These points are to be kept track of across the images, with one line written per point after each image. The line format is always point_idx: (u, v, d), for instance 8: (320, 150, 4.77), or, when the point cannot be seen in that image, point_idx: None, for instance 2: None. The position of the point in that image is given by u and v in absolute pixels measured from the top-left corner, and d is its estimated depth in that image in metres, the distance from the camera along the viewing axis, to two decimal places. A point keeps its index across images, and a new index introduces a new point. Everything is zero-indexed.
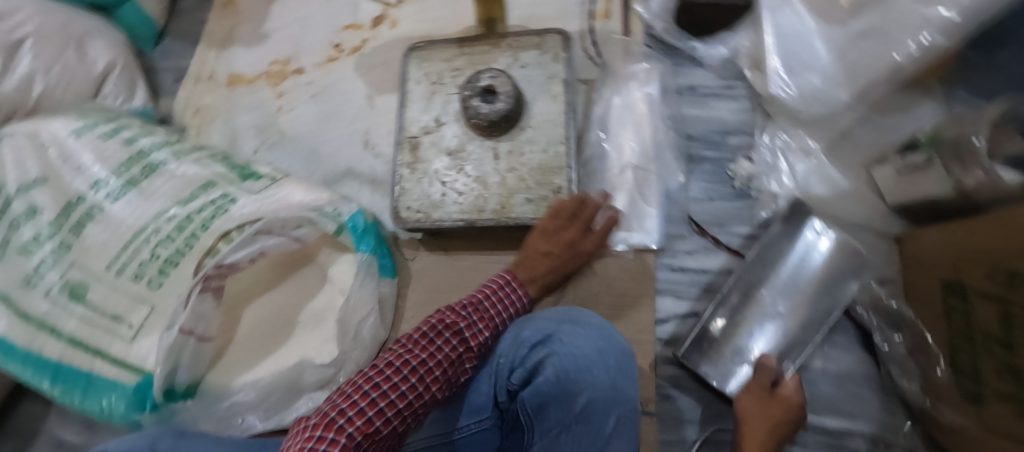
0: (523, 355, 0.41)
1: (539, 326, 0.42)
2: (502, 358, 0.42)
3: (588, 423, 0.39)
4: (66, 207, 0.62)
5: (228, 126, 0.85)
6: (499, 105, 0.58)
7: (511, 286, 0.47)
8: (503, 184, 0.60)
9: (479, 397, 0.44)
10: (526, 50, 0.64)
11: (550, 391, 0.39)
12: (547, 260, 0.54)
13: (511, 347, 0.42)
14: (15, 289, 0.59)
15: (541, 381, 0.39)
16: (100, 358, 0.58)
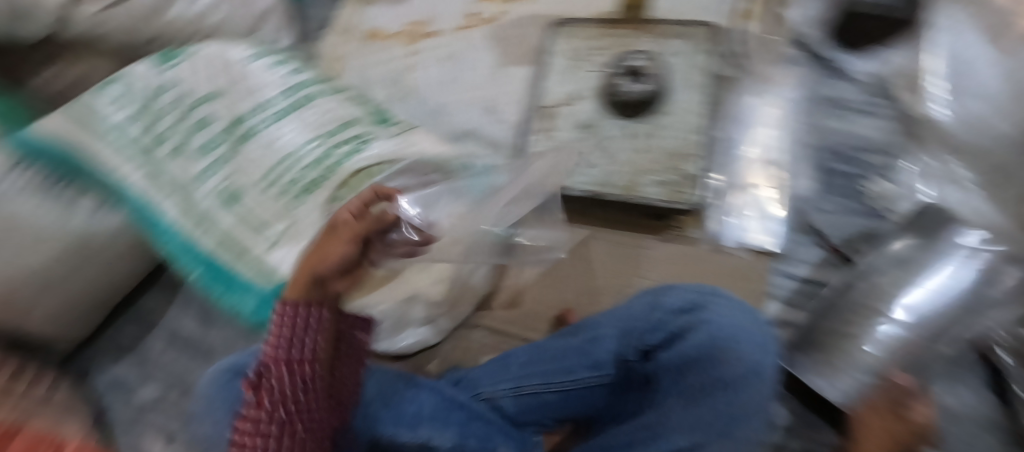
0: (666, 320, 0.48)
1: (687, 296, 0.49)
2: (644, 320, 0.49)
3: (736, 393, 0.41)
4: (234, 122, 0.69)
5: (360, 75, 0.89)
6: (647, 86, 0.61)
7: (270, 355, 0.32)
8: (635, 163, 0.61)
9: (604, 354, 0.49)
10: (669, 38, 0.65)
11: (698, 351, 0.44)
12: (310, 271, 0.34)
13: (651, 313, 0.49)
14: (187, 185, 0.67)
15: (690, 341, 0.45)
16: (246, 259, 0.66)
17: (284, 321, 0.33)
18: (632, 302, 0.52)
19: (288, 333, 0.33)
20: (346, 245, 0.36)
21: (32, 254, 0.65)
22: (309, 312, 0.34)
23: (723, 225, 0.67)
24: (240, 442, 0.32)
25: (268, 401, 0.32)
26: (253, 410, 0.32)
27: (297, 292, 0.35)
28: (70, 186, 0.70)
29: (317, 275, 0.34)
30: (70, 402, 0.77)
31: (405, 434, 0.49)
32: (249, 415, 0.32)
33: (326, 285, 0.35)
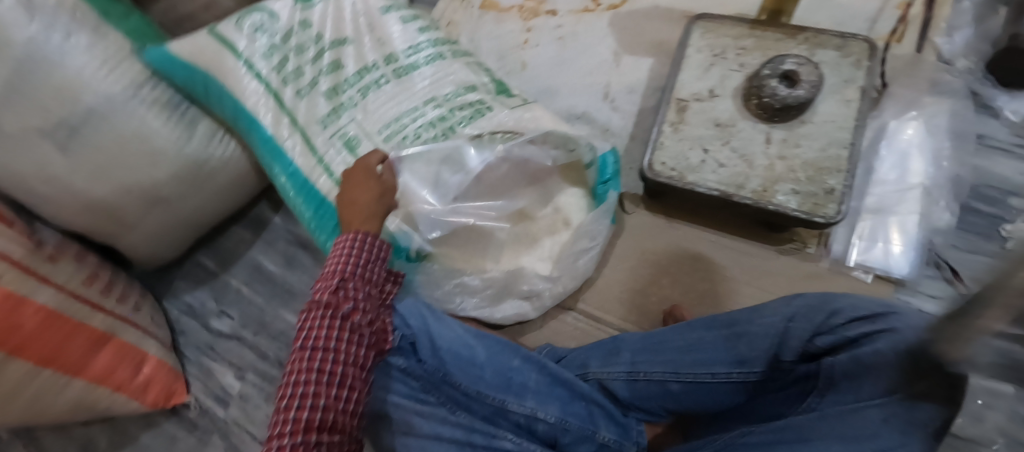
0: (838, 325, 0.42)
1: (865, 302, 0.43)
2: (807, 323, 0.44)
3: (913, 409, 0.35)
4: (362, 69, 0.68)
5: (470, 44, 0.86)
6: (798, 92, 0.57)
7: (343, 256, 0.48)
8: (770, 169, 0.60)
9: (750, 352, 0.47)
10: (824, 49, 0.62)
11: (877, 359, 0.37)
12: (373, 201, 0.53)
13: (815, 314, 0.44)
14: (311, 126, 0.67)
15: (868, 348, 0.38)
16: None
17: (358, 244, 0.48)
18: (786, 301, 0.47)
19: (362, 252, 0.48)
20: (367, 185, 0.55)
21: (149, 172, 0.68)
22: (369, 236, 0.49)
23: (848, 246, 0.63)
24: (305, 325, 0.44)
25: (335, 285, 0.45)
26: (323, 293, 0.45)
27: (368, 218, 0.52)
28: (196, 111, 0.73)
29: (368, 205, 0.53)
30: (150, 324, 0.77)
31: (512, 402, 0.54)
32: (318, 297, 0.45)
33: (375, 216, 0.53)
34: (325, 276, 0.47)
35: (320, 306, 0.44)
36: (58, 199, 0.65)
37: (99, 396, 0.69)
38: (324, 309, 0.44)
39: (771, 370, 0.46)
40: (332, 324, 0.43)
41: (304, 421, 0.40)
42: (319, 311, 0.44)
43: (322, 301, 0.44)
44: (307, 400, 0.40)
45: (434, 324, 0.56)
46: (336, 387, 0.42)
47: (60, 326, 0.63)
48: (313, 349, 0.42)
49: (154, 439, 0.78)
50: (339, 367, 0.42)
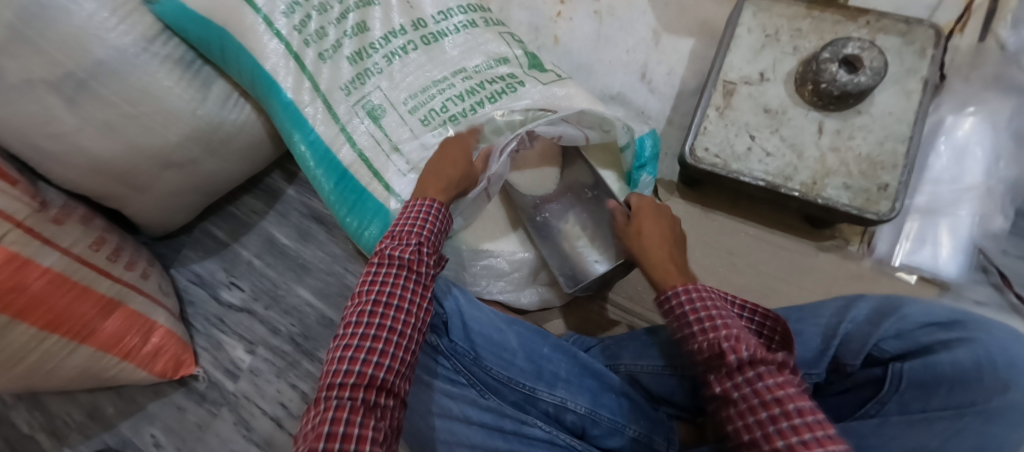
0: (908, 330, 0.41)
1: (934, 310, 0.42)
2: (870, 327, 0.42)
3: (992, 424, 0.35)
4: (388, 33, 0.63)
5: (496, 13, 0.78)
6: (860, 78, 0.53)
7: (418, 218, 0.49)
8: (821, 161, 0.57)
9: (803, 352, 0.45)
10: (885, 34, 0.58)
11: (955, 370, 0.37)
12: (455, 170, 0.54)
13: (879, 318, 0.43)
14: (334, 92, 0.63)
15: (946, 357, 0.38)
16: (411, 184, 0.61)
17: (433, 214, 0.50)
18: (844, 303, 0.46)
19: (437, 221, 0.50)
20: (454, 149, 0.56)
21: (161, 133, 0.63)
22: (442, 208, 0.51)
23: (893, 246, 0.60)
24: (378, 277, 0.45)
25: (412, 249, 0.47)
26: (397, 253, 0.46)
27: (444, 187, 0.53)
28: (210, 70, 0.68)
29: (452, 176, 0.54)
30: (158, 293, 0.75)
31: (542, 390, 0.52)
32: (393, 255, 0.46)
33: (450, 188, 0.53)
34: (396, 237, 0.48)
35: (395, 264, 0.45)
36: (66, 159, 0.61)
37: (107, 364, 0.67)
38: (399, 269, 0.45)
39: (830, 372, 0.45)
40: (405, 286, 0.45)
41: (372, 372, 0.40)
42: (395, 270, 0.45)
43: (396, 260, 0.46)
44: (375, 353, 0.41)
45: (468, 306, 0.55)
46: (402, 346, 0.43)
47: (68, 288, 0.61)
48: (385, 305, 0.43)
49: (162, 408, 0.76)
50: (406, 327, 0.43)
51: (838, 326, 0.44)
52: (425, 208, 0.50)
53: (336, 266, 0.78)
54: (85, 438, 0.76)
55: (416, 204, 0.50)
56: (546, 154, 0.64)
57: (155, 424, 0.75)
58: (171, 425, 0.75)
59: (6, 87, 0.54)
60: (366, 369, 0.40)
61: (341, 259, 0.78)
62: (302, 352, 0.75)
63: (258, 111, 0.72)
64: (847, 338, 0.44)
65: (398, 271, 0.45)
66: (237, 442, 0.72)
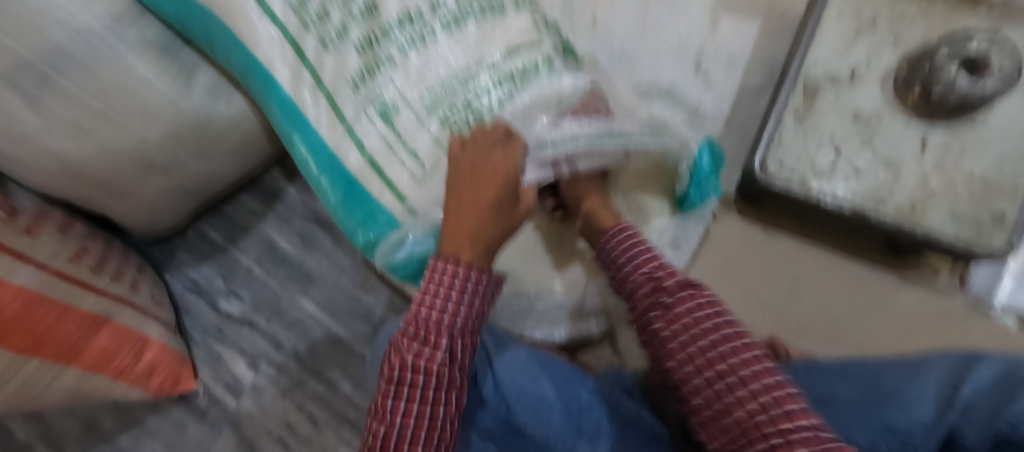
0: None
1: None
2: (999, 399, 0.34)
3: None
4: (406, 15, 0.53)
5: None
6: (987, 82, 0.42)
7: (442, 294, 0.38)
8: (923, 183, 0.47)
9: (908, 422, 0.38)
10: (1012, 25, 0.47)
11: None
12: (482, 216, 0.40)
13: (1011, 387, 0.35)
14: (340, 88, 0.54)
15: None
16: (423, 190, 0.54)
17: (469, 284, 0.39)
18: (962, 371, 0.38)
19: (472, 297, 0.39)
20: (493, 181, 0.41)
21: (140, 131, 0.55)
22: (478, 277, 0.39)
23: (992, 283, 0.52)
24: (401, 389, 0.36)
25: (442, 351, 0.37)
26: (426, 361, 0.36)
27: (472, 241, 0.40)
28: (194, 56, 0.59)
29: (478, 230, 0.40)
30: (151, 304, 0.68)
31: (584, 449, 0.44)
32: (418, 363, 0.36)
33: (483, 235, 0.40)
34: (422, 327, 0.37)
35: (421, 376, 0.36)
36: (32, 164, 0.52)
37: (97, 385, 0.61)
38: (425, 380, 0.36)
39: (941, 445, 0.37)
40: (436, 399, 0.37)
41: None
42: (420, 382, 0.36)
43: (424, 369, 0.36)
44: None
45: (496, 351, 0.48)
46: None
47: (48, 309, 0.53)
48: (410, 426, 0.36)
49: (162, 424, 0.71)
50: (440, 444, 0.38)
51: (955, 393, 0.37)
52: (453, 277, 0.38)
53: (343, 278, 0.70)
54: None
55: (443, 267, 0.39)
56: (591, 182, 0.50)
57: (155, 440, 0.70)
58: (172, 442, 0.70)
59: None
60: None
61: (350, 270, 0.71)
62: (309, 371, 0.68)
63: (253, 103, 0.63)
64: (968, 409, 0.36)
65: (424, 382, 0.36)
66: None
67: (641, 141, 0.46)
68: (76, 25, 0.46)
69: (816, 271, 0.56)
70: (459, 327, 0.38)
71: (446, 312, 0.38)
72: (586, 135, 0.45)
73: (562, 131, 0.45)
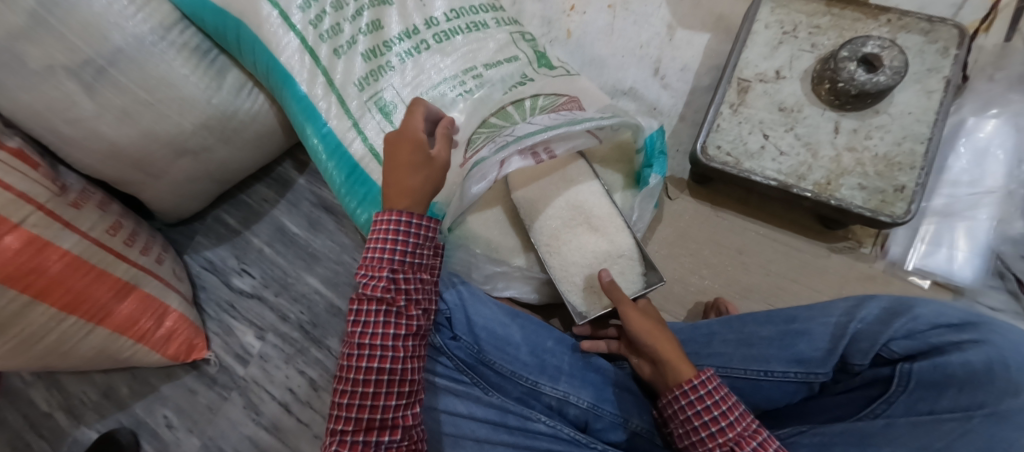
0: (918, 331, 0.40)
1: (948, 311, 0.41)
2: (880, 327, 0.41)
3: (1001, 426, 0.34)
4: (408, 30, 0.63)
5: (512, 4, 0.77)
6: (879, 77, 0.51)
7: (383, 238, 0.47)
8: (836, 161, 0.56)
9: (811, 351, 0.45)
10: (908, 32, 0.57)
11: (966, 370, 0.36)
12: (415, 174, 0.48)
13: (889, 318, 0.42)
14: (348, 87, 0.63)
15: (956, 357, 0.37)
16: None
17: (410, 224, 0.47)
18: (856, 302, 0.45)
19: (413, 236, 0.47)
20: (408, 147, 0.48)
21: (177, 120, 0.64)
22: (413, 219, 0.47)
23: (907, 249, 0.59)
24: (359, 318, 0.46)
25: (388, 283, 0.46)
26: (374, 291, 0.45)
27: (410, 195, 0.48)
28: (225, 59, 0.69)
29: (416, 187, 0.48)
30: (172, 278, 0.76)
31: (545, 384, 0.53)
32: (368, 293, 0.45)
33: (416, 189, 0.48)
34: (370, 267, 0.47)
35: (373, 304, 0.45)
36: (83, 145, 0.61)
37: (122, 346, 0.68)
38: (377, 306, 0.45)
39: (839, 372, 0.44)
40: (387, 324, 0.45)
41: (372, 415, 0.44)
42: (371, 308, 0.45)
43: (373, 299, 0.45)
44: (368, 390, 0.44)
45: (470, 299, 0.55)
46: (395, 385, 0.45)
47: (87, 270, 0.62)
48: (367, 346, 0.45)
49: (174, 390, 0.78)
50: (397, 365, 0.45)
51: (847, 326, 0.43)
52: (389, 223, 0.46)
53: (344, 256, 0.79)
54: (99, 418, 0.78)
55: (382, 216, 0.47)
56: (564, 174, 0.59)
57: (167, 405, 0.77)
58: (183, 406, 0.77)
59: (28, 73, 0.54)
60: (365, 414, 0.44)
61: (350, 249, 0.79)
62: (310, 339, 0.76)
63: (271, 100, 0.73)
64: (856, 337, 0.43)
65: (376, 307, 0.45)
66: (246, 426, 0.74)
67: (601, 124, 0.53)
68: (128, 32, 0.58)
69: (758, 243, 0.64)
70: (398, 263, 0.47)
71: (386, 252, 0.47)
72: (556, 125, 0.53)
73: (539, 126, 0.54)
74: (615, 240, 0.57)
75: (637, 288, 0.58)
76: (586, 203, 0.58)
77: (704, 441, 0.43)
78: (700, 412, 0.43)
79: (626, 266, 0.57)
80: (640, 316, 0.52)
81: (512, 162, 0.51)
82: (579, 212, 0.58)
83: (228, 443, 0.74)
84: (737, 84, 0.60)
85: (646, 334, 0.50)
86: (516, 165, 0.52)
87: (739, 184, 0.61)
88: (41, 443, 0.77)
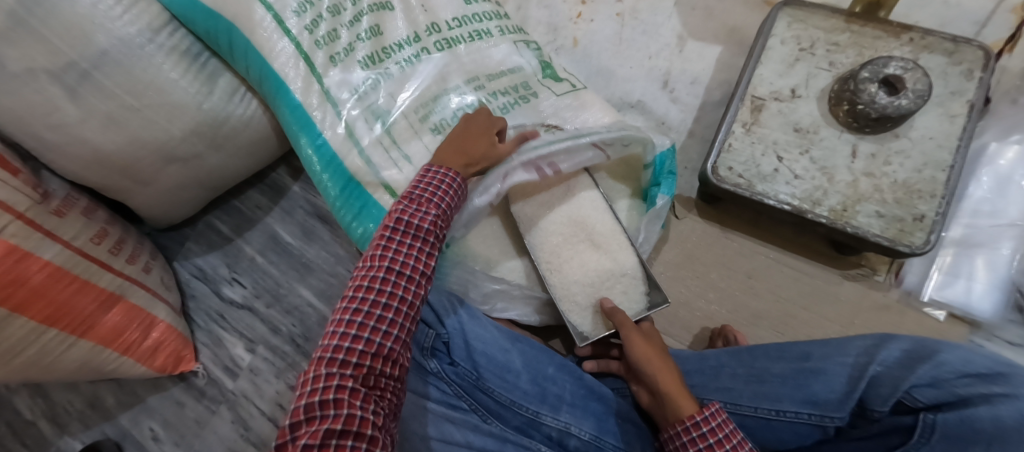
0: (944, 379, 0.37)
1: (975, 358, 0.38)
2: (902, 371, 0.39)
3: None
4: (408, 37, 0.61)
5: (518, 12, 0.74)
6: (901, 100, 0.48)
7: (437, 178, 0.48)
8: (853, 186, 0.53)
9: (826, 393, 0.42)
10: (930, 53, 0.55)
11: (994, 426, 0.33)
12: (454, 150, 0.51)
13: (912, 363, 0.39)
14: (344, 98, 0.60)
15: (985, 411, 0.34)
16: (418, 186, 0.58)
17: (443, 185, 0.48)
18: (874, 341, 0.43)
19: (441, 203, 0.47)
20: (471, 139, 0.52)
21: (165, 127, 0.61)
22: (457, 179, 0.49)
23: (924, 278, 0.57)
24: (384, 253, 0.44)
25: (412, 259, 0.45)
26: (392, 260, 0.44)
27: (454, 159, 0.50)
28: (217, 63, 0.66)
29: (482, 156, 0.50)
30: (161, 287, 0.73)
31: (546, 414, 0.51)
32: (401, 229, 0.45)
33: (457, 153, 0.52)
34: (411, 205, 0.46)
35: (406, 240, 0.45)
36: (65, 151, 0.58)
37: (108, 357, 0.66)
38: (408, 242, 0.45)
39: (857, 417, 0.42)
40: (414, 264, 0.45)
41: (348, 403, 0.37)
42: (381, 277, 0.43)
43: (387, 267, 0.43)
44: (366, 331, 0.41)
45: (469, 323, 0.53)
46: (375, 372, 0.41)
47: (69, 281, 0.59)
48: (366, 315, 0.41)
49: (162, 402, 0.75)
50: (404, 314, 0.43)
51: (866, 367, 0.41)
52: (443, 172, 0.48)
53: (339, 268, 0.77)
54: (85, 428, 0.76)
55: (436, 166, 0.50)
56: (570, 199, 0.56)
57: (154, 418, 0.75)
58: (171, 419, 0.74)
59: (5, 76, 0.51)
60: (343, 408, 0.37)
61: (345, 260, 0.77)
62: (302, 353, 0.74)
63: (266, 106, 0.70)
64: (875, 381, 0.40)
65: (384, 276, 0.43)
66: (235, 441, 0.72)
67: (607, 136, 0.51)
68: (115, 33, 0.55)
69: (767, 269, 0.62)
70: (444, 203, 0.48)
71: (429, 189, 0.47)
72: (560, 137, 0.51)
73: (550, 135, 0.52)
74: (618, 258, 0.55)
75: (641, 309, 0.56)
76: (589, 219, 0.56)
77: None
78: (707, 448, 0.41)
79: (629, 286, 0.55)
80: (642, 338, 0.50)
81: (516, 175, 0.51)
82: (581, 228, 0.56)
83: None
84: (752, 103, 0.57)
85: (648, 361, 0.49)
86: (521, 176, 0.51)
87: (749, 206, 0.58)
88: None
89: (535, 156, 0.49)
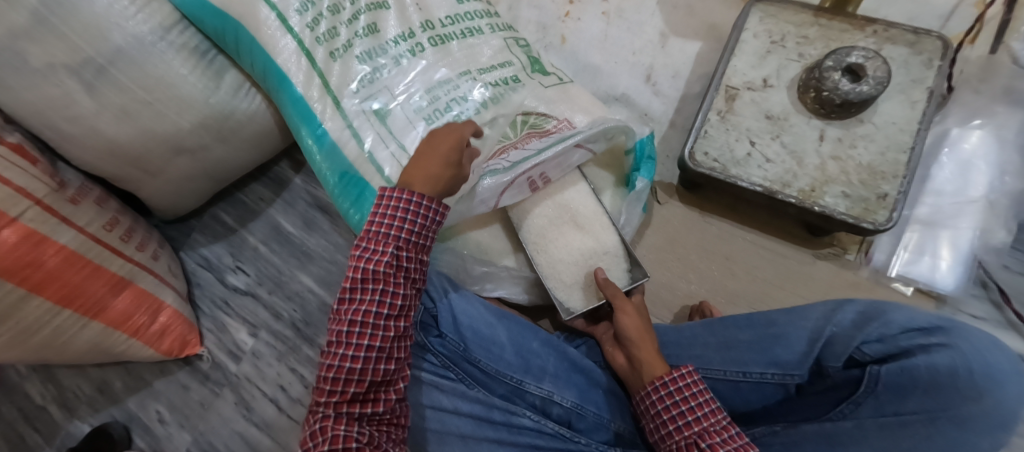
0: (890, 335, 0.41)
1: (917, 316, 0.41)
2: (854, 331, 0.42)
3: (962, 430, 0.35)
4: (403, 34, 0.64)
5: (509, 12, 0.78)
6: (862, 87, 0.52)
7: (399, 210, 0.47)
8: (820, 169, 0.57)
9: (788, 355, 0.45)
10: (893, 44, 0.58)
11: (932, 375, 0.37)
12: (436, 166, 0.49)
13: (864, 323, 0.42)
14: (343, 90, 0.64)
15: (923, 360, 0.38)
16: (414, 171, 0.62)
17: (404, 216, 0.47)
18: (833, 307, 0.46)
19: (406, 233, 0.47)
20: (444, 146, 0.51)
21: (174, 120, 0.65)
22: (430, 202, 0.48)
23: (891, 256, 0.60)
24: (353, 298, 0.46)
25: (372, 305, 0.45)
26: (354, 313, 0.45)
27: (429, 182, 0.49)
28: (224, 60, 0.70)
29: (437, 178, 0.49)
30: (168, 274, 0.77)
31: (530, 383, 0.54)
32: (367, 270, 0.46)
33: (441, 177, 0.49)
34: (372, 242, 0.47)
35: (371, 282, 0.45)
36: (81, 142, 0.62)
37: (116, 340, 0.69)
38: (373, 284, 0.45)
39: (815, 375, 0.45)
40: (382, 301, 0.45)
41: (332, 427, 0.42)
42: (347, 331, 0.45)
43: (350, 320, 0.45)
44: (347, 375, 0.44)
45: (457, 299, 0.56)
46: (360, 409, 0.44)
47: (82, 265, 0.62)
48: (338, 369, 0.44)
49: (167, 386, 0.78)
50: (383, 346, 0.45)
51: (823, 330, 0.44)
52: (415, 199, 0.47)
53: (338, 256, 0.80)
54: (93, 412, 0.79)
55: (393, 189, 0.48)
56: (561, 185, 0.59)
57: (160, 401, 0.78)
58: (176, 402, 0.77)
59: (28, 71, 0.55)
60: (328, 433, 0.42)
61: (344, 248, 0.81)
62: (302, 337, 0.77)
63: (268, 101, 0.74)
64: (831, 341, 0.43)
65: (353, 323, 0.45)
66: (237, 422, 0.75)
67: (585, 135, 0.54)
68: (129, 33, 0.59)
69: (744, 251, 0.65)
70: (407, 236, 0.47)
71: (389, 225, 0.47)
72: (547, 147, 0.54)
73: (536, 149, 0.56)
74: (601, 237, 0.58)
75: (624, 284, 0.59)
76: (573, 202, 0.59)
77: (672, 432, 0.43)
78: (677, 402, 0.44)
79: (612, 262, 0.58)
80: (634, 314, 0.52)
81: (507, 195, 0.55)
82: (567, 212, 0.59)
83: (220, 439, 0.75)
84: (727, 92, 0.61)
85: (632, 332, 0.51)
86: (512, 194, 0.55)
87: (723, 189, 0.62)
88: (35, 437, 0.78)
89: (525, 169, 0.53)
